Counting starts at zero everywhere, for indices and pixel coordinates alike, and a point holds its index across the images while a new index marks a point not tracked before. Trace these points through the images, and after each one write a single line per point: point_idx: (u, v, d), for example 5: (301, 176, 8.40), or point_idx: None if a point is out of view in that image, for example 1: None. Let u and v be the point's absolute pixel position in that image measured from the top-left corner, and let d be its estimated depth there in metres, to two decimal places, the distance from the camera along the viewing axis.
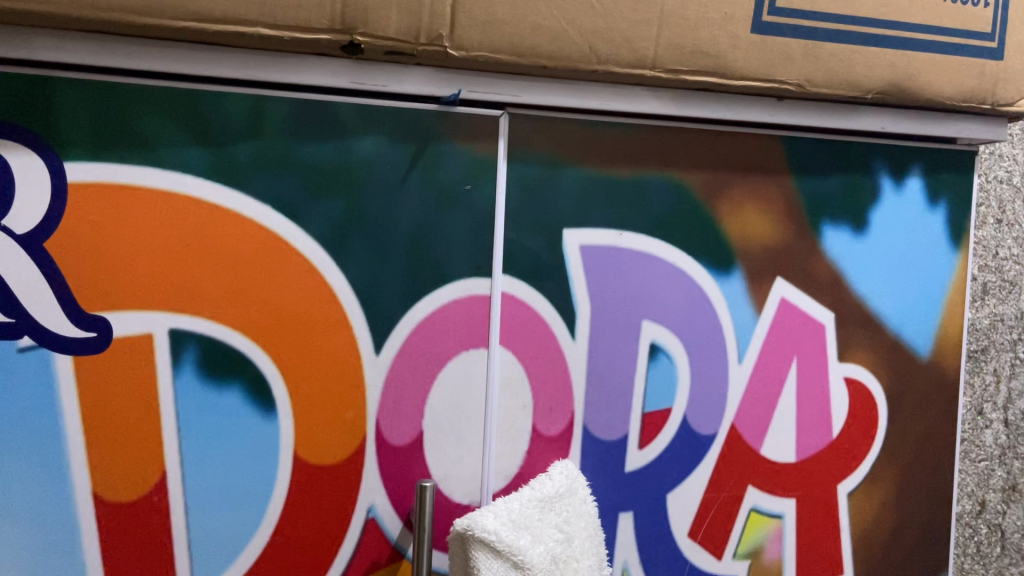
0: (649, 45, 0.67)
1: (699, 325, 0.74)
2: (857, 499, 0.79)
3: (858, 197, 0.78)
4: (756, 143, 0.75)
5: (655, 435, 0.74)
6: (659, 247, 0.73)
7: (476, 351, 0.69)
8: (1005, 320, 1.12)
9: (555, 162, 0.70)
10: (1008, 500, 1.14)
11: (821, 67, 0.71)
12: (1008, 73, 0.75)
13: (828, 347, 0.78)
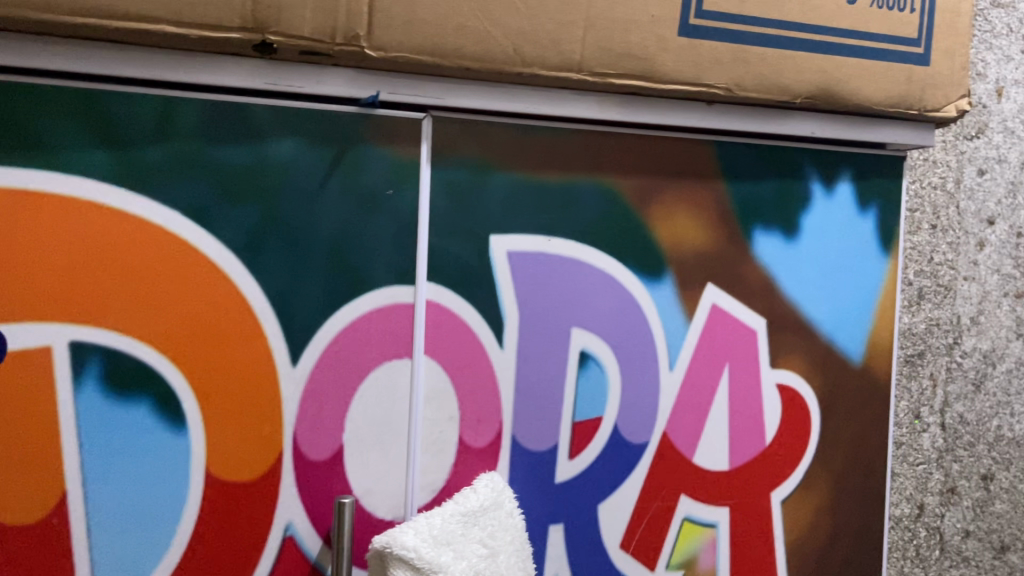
0: (576, 47, 0.65)
1: (629, 332, 0.73)
2: (792, 507, 0.78)
3: (790, 203, 0.77)
4: (687, 148, 0.74)
5: (586, 444, 0.72)
6: (589, 254, 0.72)
7: (400, 361, 0.66)
8: (940, 325, 1.14)
9: (482, 166, 0.68)
10: (946, 503, 1.15)
11: (750, 71, 0.70)
12: (935, 78, 0.75)
13: (761, 354, 0.77)
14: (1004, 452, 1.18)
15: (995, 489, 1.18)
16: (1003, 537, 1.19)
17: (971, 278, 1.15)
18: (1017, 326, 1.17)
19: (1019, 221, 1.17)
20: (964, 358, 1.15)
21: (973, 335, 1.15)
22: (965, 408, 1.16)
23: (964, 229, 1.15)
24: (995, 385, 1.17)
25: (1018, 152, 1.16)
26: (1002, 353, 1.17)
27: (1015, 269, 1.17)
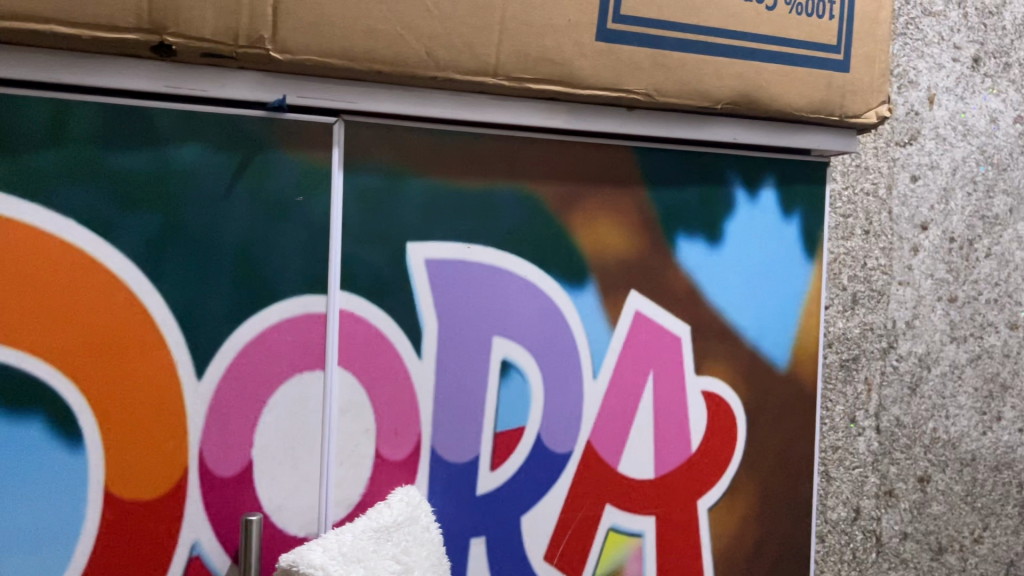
0: (491, 51, 0.64)
1: (551, 340, 0.72)
2: (718, 514, 0.78)
3: (713, 209, 0.77)
4: (608, 154, 0.73)
5: (508, 455, 0.71)
6: (509, 261, 0.71)
7: (312, 373, 0.65)
8: (874, 329, 1.15)
9: (397, 172, 0.67)
10: (883, 506, 1.16)
11: (670, 77, 0.70)
12: (856, 85, 0.76)
13: (684, 361, 0.77)
14: (940, 454, 1.19)
15: (932, 491, 1.19)
16: (941, 539, 1.19)
17: (905, 283, 1.16)
18: (951, 330, 1.19)
19: (951, 226, 1.18)
20: (900, 362, 1.16)
21: (907, 339, 1.16)
22: (901, 411, 1.17)
23: (896, 234, 1.16)
24: (930, 388, 1.18)
25: (950, 159, 1.18)
26: (936, 357, 1.18)
27: (948, 274, 1.18)
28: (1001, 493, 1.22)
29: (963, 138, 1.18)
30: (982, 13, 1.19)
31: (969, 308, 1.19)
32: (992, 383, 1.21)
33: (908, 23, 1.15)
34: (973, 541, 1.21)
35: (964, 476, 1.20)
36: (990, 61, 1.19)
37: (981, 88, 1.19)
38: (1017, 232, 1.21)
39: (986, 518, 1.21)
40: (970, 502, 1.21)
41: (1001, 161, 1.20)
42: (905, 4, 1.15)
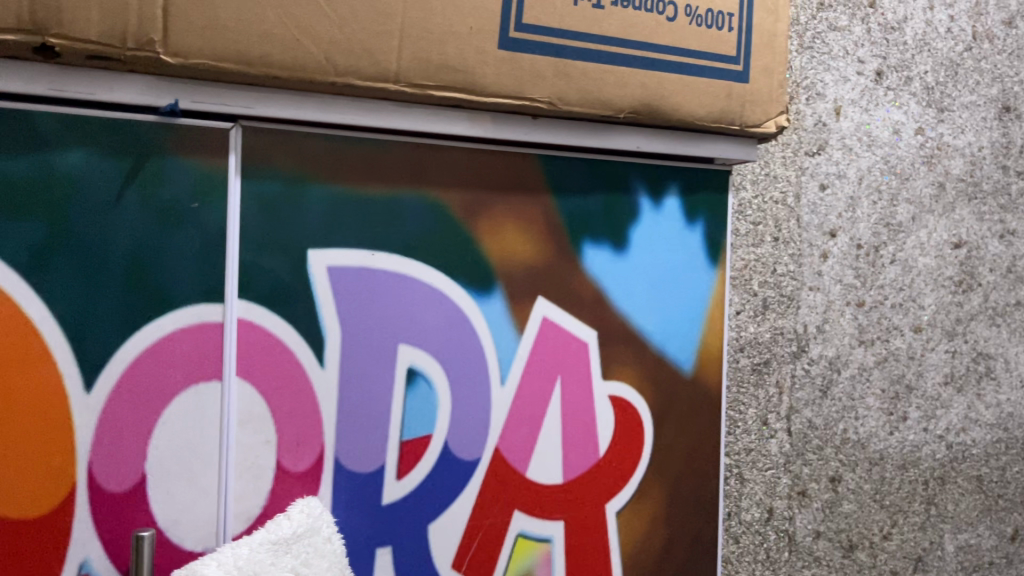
0: (391, 57, 0.64)
1: (458, 347, 0.72)
2: (627, 518, 0.79)
3: (619, 216, 0.78)
4: (514, 161, 0.74)
5: (414, 464, 0.70)
6: (414, 268, 0.70)
7: (209, 384, 0.63)
8: (784, 333, 1.18)
9: (297, 179, 0.66)
10: (795, 506, 1.19)
11: (572, 86, 0.71)
12: (755, 95, 0.77)
13: (592, 366, 0.77)
14: (850, 454, 1.22)
15: (843, 490, 1.22)
16: (851, 536, 1.23)
17: (815, 288, 1.20)
18: (859, 334, 1.23)
19: (858, 233, 1.22)
20: (811, 365, 1.19)
21: (818, 342, 1.20)
22: (814, 413, 1.20)
23: (806, 241, 1.19)
24: (839, 391, 1.22)
25: (856, 168, 1.22)
26: (846, 360, 1.22)
27: (856, 279, 1.22)
28: (908, 491, 1.27)
29: (867, 148, 1.23)
30: (885, 29, 1.23)
31: (876, 312, 1.23)
32: (897, 385, 1.25)
33: (815, 37, 1.19)
34: (882, 537, 1.25)
35: (873, 475, 1.24)
36: (893, 74, 1.24)
37: (885, 100, 1.24)
38: (919, 239, 1.26)
39: (893, 515, 1.26)
40: (878, 500, 1.25)
41: (904, 171, 1.25)
42: (812, 19, 1.19)
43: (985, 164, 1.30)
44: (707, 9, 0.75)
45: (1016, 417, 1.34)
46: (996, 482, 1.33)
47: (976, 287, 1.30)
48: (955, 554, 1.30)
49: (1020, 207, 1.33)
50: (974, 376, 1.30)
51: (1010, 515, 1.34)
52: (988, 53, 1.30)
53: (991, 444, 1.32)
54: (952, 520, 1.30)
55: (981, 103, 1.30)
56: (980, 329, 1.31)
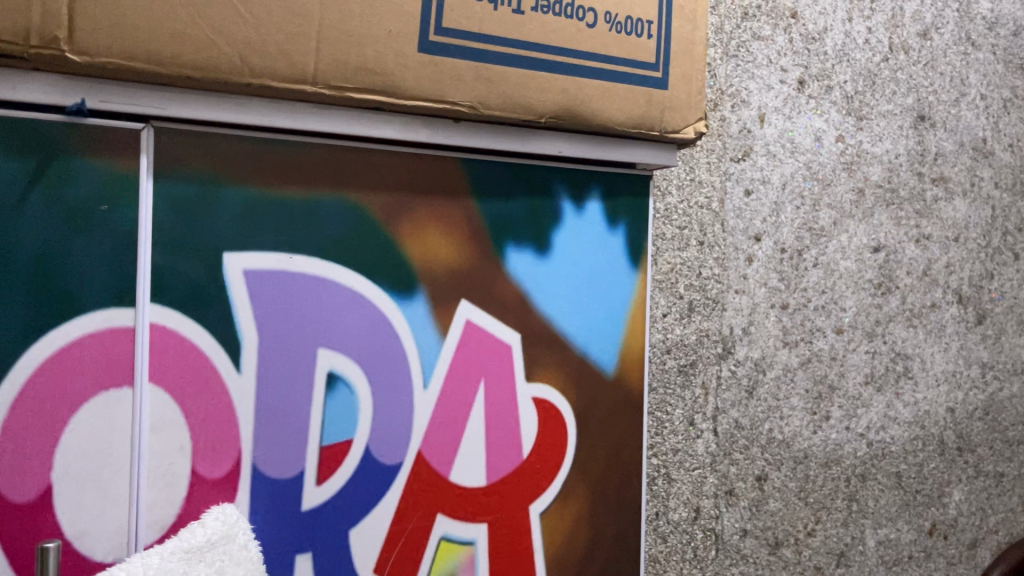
0: (309, 59, 0.64)
1: (379, 351, 0.72)
2: (550, 519, 0.79)
3: (541, 220, 0.79)
4: (435, 164, 0.74)
5: (335, 469, 0.70)
6: (335, 271, 0.70)
7: (120, 390, 0.62)
8: (710, 335, 1.20)
9: (212, 180, 0.65)
10: (721, 505, 1.21)
11: (493, 90, 0.71)
12: (674, 102, 0.79)
13: (515, 369, 0.78)
14: (775, 453, 1.25)
15: (768, 489, 1.25)
16: (777, 533, 1.26)
17: (740, 291, 1.22)
18: (784, 336, 1.26)
19: (782, 238, 1.26)
20: (737, 366, 1.22)
21: (743, 344, 1.23)
22: (739, 413, 1.22)
23: (731, 246, 1.22)
24: (765, 391, 1.24)
25: (780, 174, 1.25)
26: (770, 361, 1.25)
27: (780, 282, 1.25)
28: (830, 488, 1.30)
29: (790, 154, 1.26)
30: (807, 39, 1.27)
31: (799, 314, 1.27)
32: (820, 385, 1.29)
33: (740, 45, 1.22)
34: (806, 534, 1.28)
35: (797, 473, 1.27)
36: (814, 83, 1.28)
37: (806, 108, 1.27)
38: (840, 243, 1.30)
39: (817, 512, 1.29)
40: (802, 497, 1.28)
41: (825, 177, 1.29)
42: (737, 28, 1.22)
43: (902, 170, 1.35)
44: (627, 17, 0.76)
45: (932, 415, 1.39)
46: (914, 478, 1.37)
47: (894, 290, 1.35)
48: (876, 549, 1.34)
49: (935, 212, 1.38)
50: (892, 376, 1.35)
51: (927, 509, 1.39)
52: (904, 64, 1.35)
53: (909, 441, 1.37)
54: (873, 516, 1.34)
55: (898, 112, 1.35)
56: (898, 330, 1.35)
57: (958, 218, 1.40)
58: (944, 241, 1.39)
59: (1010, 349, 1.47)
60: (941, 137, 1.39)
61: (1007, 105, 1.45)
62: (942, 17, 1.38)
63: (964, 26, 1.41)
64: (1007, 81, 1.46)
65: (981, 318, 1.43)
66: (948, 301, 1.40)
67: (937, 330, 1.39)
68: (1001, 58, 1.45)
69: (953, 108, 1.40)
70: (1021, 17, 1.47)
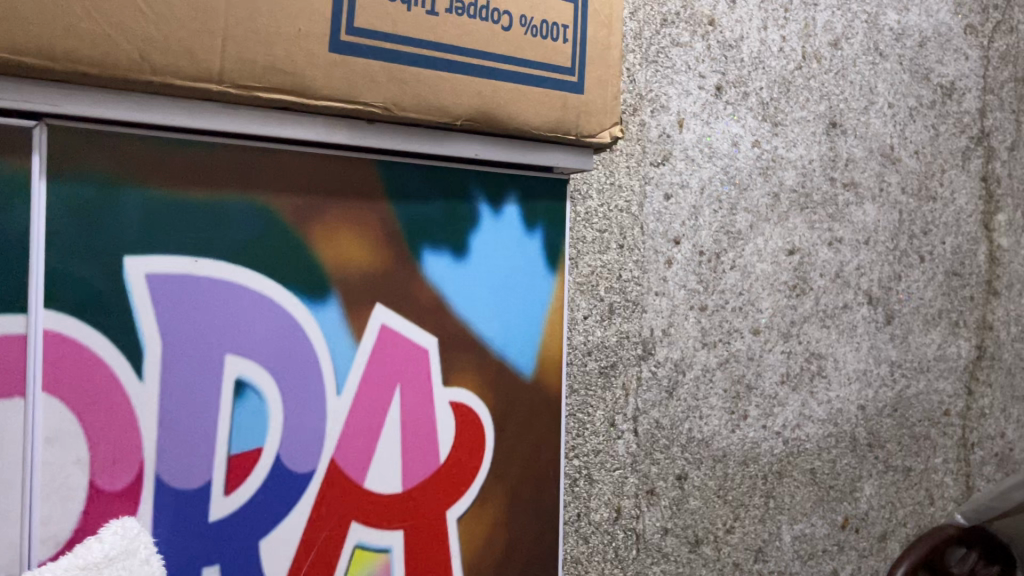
0: (214, 57, 0.62)
1: (289, 357, 0.70)
2: (467, 523, 0.79)
3: (458, 222, 0.78)
4: (348, 166, 0.73)
5: (243, 479, 0.68)
6: (243, 276, 0.68)
7: (11, 401, 0.59)
8: (630, 337, 1.21)
9: (112, 181, 0.63)
10: (641, 504, 1.23)
11: (407, 92, 0.70)
12: (589, 106, 0.79)
13: (432, 373, 0.77)
14: (695, 452, 1.27)
15: (688, 488, 1.27)
16: (697, 531, 1.28)
17: (660, 293, 1.24)
18: (702, 336, 1.28)
19: (700, 241, 1.28)
20: (657, 367, 1.24)
21: (663, 345, 1.24)
22: (660, 414, 1.24)
23: (651, 249, 1.23)
24: (685, 392, 1.26)
25: (698, 178, 1.27)
26: (690, 362, 1.27)
27: (699, 285, 1.28)
28: (748, 486, 1.33)
29: (708, 159, 1.28)
30: (723, 46, 1.29)
31: (718, 315, 1.29)
32: (738, 385, 1.31)
33: (659, 51, 1.24)
34: (725, 531, 1.31)
35: (716, 471, 1.30)
36: (731, 90, 1.30)
37: (723, 114, 1.30)
38: (757, 246, 1.33)
39: (735, 509, 1.32)
40: (721, 495, 1.30)
41: (742, 181, 1.31)
42: (656, 34, 1.23)
43: (815, 175, 1.39)
44: (542, 20, 0.76)
45: (845, 412, 1.43)
46: (827, 474, 1.42)
47: (808, 291, 1.39)
48: (792, 544, 1.38)
49: (846, 216, 1.43)
50: (807, 375, 1.38)
51: (840, 504, 1.43)
52: (816, 72, 1.39)
53: (823, 438, 1.41)
54: (789, 512, 1.37)
55: (811, 118, 1.39)
56: (812, 330, 1.39)
57: (868, 222, 1.45)
58: (855, 244, 1.44)
59: (917, 347, 1.52)
60: (852, 143, 1.43)
61: (913, 113, 1.51)
62: (852, 27, 1.43)
63: (873, 37, 1.46)
64: (913, 90, 1.51)
65: (890, 318, 1.49)
66: (859, 302, 1.44)
67: (849, 330, 1.43)
68: (908, 68, 1.51)
69: (863, 115, 1.45)
70: (927, 29, 1.53)
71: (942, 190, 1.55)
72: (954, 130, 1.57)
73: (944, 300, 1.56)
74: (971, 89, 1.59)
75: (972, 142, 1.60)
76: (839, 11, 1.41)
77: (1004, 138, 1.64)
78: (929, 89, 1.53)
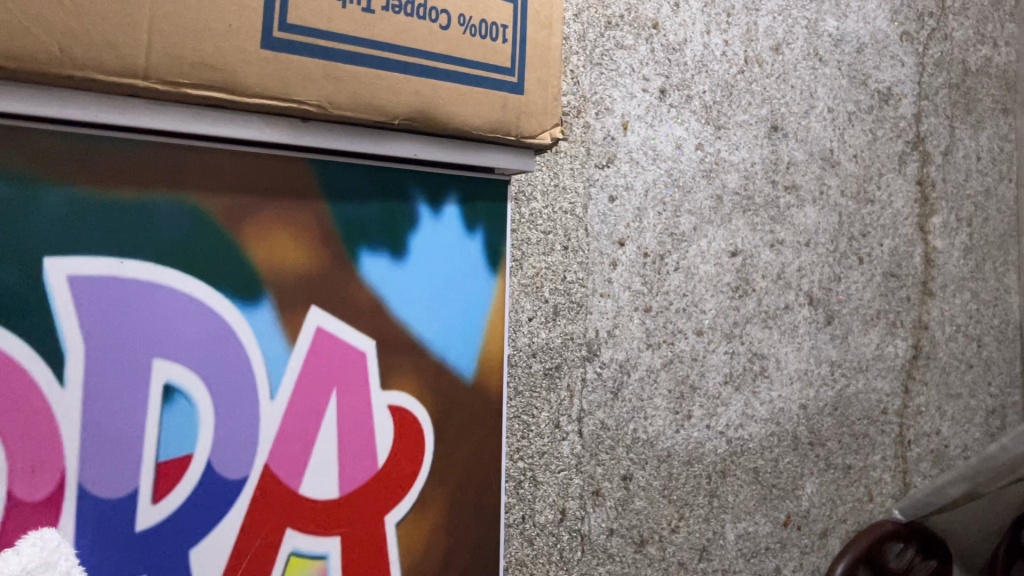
0: (139, 52, 0.60)
1: (220, 360, 0.68)
2: (406, 529, 0.78)
3: (397, 223, 0.77)
4: (282, 165, 0.71)
5: (172, 487, 0.66)
6: (172, 277, 0.66)
7: None
8: (574, 339, 1.21)
9: (31, 179, 0.61)
10: (587, 506, 1.23)
11: (343, 90, 0.69)
12: (530, 107, 0.79)
13: (369, 376, 0.76)
14: (639, 453, 1.28)
15: (633, 488, 1.27)
16: (642, 531, 1.28)
17: (605, 295, 1.24)
18: (647, 337, 1.28)
19: (644, 242, 1.28)
20: (602, 369, 1.24)
21: (609, 346, 1.25)
22: (606, 414, 1.24)
23: (595, 250, 1.24)
24: (630, 392, 1.27)
25: (642, 181, 1.28)
26: (634, 362, 1.27)
27: (643, 286, 1.28)
28: (692, 485, 1.34)
29: (652, 162, 1.29)
30: (667, 49, 1.30)
31: (662, 316, 1.30)
32: (682, 385, 1.32)
33: (604, 54, 1.24)
34: (670, 531, 1.31)
35: (661, 471, 1.30)
36: (674, 93, 1.31)
37: (667, 117, 1.31)
38: (700, 248, 1.34)
39: (680, 509, 1.32)
40: (666, 495, 1.31)
41: (685, 184, 1.33)
42: (600, 37, 1.24)
43: (757, 178, 1.41)
44: (481, 20, 0.75)
45: (787, 412, 1.45)
46: (770, 472, 1.43)
47: (751, 292, 1.40)
48: (736, 543, 1.39)
49: (787, 219, 1.45)
50: (750, 375, 1.40)
51: (783, 502, 1.45)
52: (758, 76, 1.41)
53: (766, 437, 1.43)
54: (732, 510, 1.39)
55: (753, 122, 1.40)
56: (755, 331, 1.41)
57: (808, 224, 1.48)
58: (796, 246, 1.46)
59: (856, 347, 1.55)
60: (793, 147, 1.46)
61: (851, 118, 1.54)
62: (793, 33, 1.45)
63: (813, 42, 1.48)
64: (852, 95, 1.54)
65: (830, 318, 1.51)
66: (800, 303, 1.47)
67: (791, 330, 1.45)
68: (846, 73, 1.54)
69: (803, 119, 1.47)
70: (864, 35, 1.56)
71: (879, 193, 1.59)
72: (891, 135, 1.60)
73: (882, 301, 1.60)
74: (907, 94, 1.63)
75: (908, 147, 1.63)
76: (779, 16, 1.44)
77: (938, 143, 1.69)
78: (867, 94, 1.57)
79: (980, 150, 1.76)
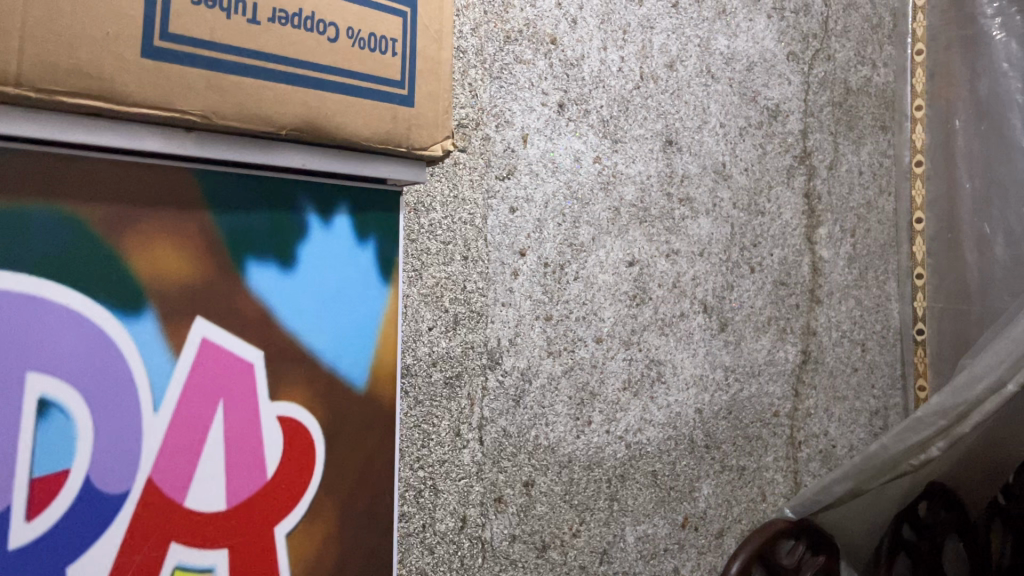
0: (10, 58, 0.58)
1: (100, 373, 0.67)
2: (297, 539, 0.78)
3: (285, 233, 0.77)
4: (164, 176, 0.70)
5: (47, 504, 0.64)
6: (48, 289, 0.65)
7: None
8: (475, 347, 1.23)
9: None
10: (488, 512, 1.24)
11: (228, 100, 0.69)
12: (420, 120, 0.81)
13: (258, 387, 0.76)
14: (541, 459, 1.30)
15: (535, 494, 1.30)
16: (544, 537, 1.30)
17: (507, 304, 1.27)
18: (547, 345, 1.31)
19: (545, 253, 1.31)
20: (503, 377, 1.26)
21: (510, 355, 1.27)
22: (508, 422, 1.26)
23: (496, 261, 1.26)
24: (530, 400, 1.29)
25: (542, 192, 1.31)
26: (536, 370, 1.30)
27: (544, 295, 1.31)
28: (592, 490, 1.37)
29: (551, 174, 1.32)
30: (565, 64, 1.34)
31: (562, 325, 1.33)
32: (582, 392, 1.35)
33: (503, 68, 1.27)
34: (571, 535, 1.34)
35: (562, 476, 1.33)
36: (572, 107, 1.35)
37: (566, 130, 1.34)
38: (598, 258, 1.38)
39: (581, 513, 1.35)
40: (568, 500, 1.34)
41: (584, 196, 1.36)
42: (499, 51, 1.26)
43: (653, 191, 1.46)
44: (370, 33, 0.77)
45: (683, 416, 1.50)
46: (668, 475, 1.48)
47: (647, 301, 1.45)
48: (635, 544, 1.42)
49: (682, 229, 1.50)
50: (647, 381, 1.44)
51: (680, 504, 1.50)
52: (653, 92, 1.46)
53: (663, 441, 1.47)
54: (632, 513, 1.42)
55: (649, 136, 1.45)
56: (652, 338, 1.45)
57: (702, 235, 1.54)
58: (691, 255, 1.52)
59: (749, 353, 1.62)
60: (686, 160, 1.51)
61: (742, 132, 1.61)
62: (686, 50, 1.51)
63: (705, 60, 1.54)
64: (742, 111, 1.61)
65: (723, 325, 1.57)
66: (694, 311, 1.52)
67: (686, 337, 1.50)
68: (737, 90, 1.60)
69: (696, 134, 1.53)
70: (753, 54, 1.64)
71: (769, 205, 1.66)
72: (779, 149, 1.68)
73: (773, 309, 1.67)
74: (794, 112, 1.72)
75: (796, 161, 1.72)
76: (673, 34, 1.49)
77: (823, 158, 1.78)
78: (756, 110, 1.64)
79: (861, 165, 1.87)
